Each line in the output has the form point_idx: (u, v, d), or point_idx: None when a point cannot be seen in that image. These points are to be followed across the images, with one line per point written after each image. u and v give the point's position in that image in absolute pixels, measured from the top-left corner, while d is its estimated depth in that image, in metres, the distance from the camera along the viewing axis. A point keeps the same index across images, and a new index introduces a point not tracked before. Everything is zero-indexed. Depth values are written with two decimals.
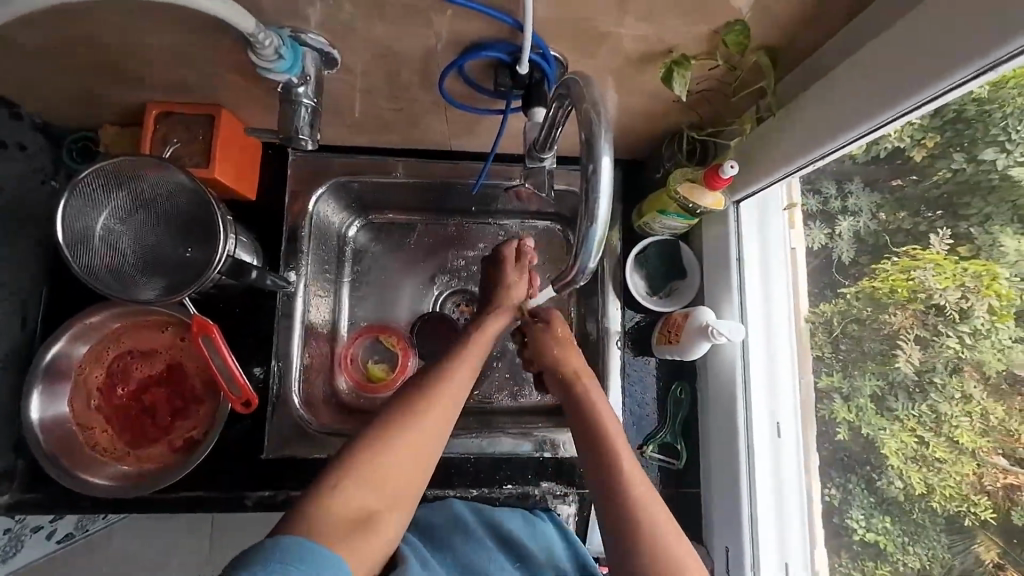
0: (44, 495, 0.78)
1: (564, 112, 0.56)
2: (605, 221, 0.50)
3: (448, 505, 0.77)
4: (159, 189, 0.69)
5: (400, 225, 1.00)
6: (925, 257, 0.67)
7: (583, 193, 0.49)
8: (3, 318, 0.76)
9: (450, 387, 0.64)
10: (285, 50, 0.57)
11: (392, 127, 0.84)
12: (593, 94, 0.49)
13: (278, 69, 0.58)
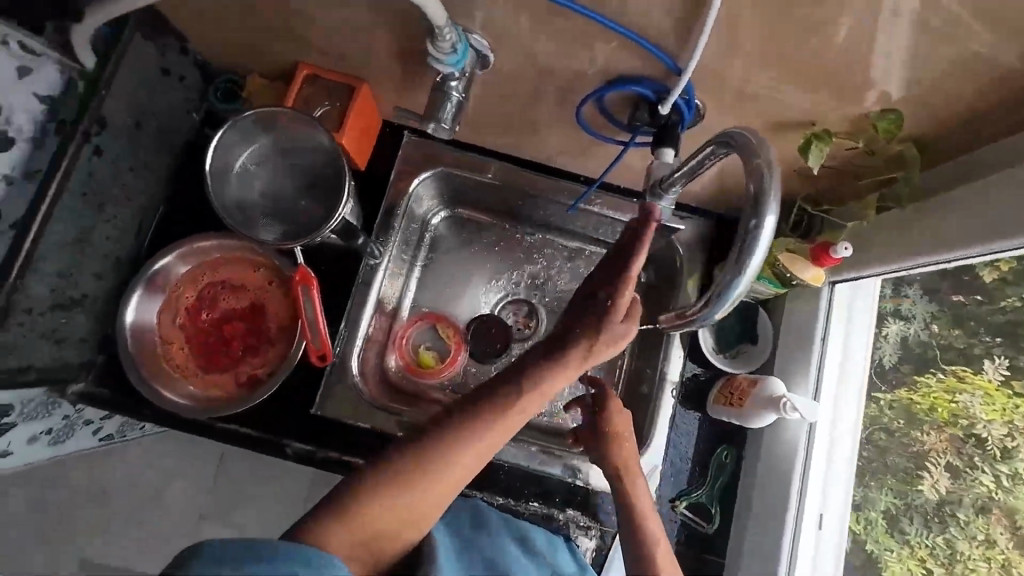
0: (111, 394, 0.83)
1: (711, 159, 0.57)
2: (750, 277, 0.52)
3: (473, 504, 0.74)
4: (301, 142, 0.74)
5: (482, 224, 1.03)
6: (975, 383, 0.71)
7: (738, 246, 0.51)
8: (124, 223, 0.83)
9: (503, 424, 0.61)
10: (459, 46, 0.61)
11: (510, 134, 0.87)
12: (767, 151, 0.51)
13: (447, 62, 0.62)
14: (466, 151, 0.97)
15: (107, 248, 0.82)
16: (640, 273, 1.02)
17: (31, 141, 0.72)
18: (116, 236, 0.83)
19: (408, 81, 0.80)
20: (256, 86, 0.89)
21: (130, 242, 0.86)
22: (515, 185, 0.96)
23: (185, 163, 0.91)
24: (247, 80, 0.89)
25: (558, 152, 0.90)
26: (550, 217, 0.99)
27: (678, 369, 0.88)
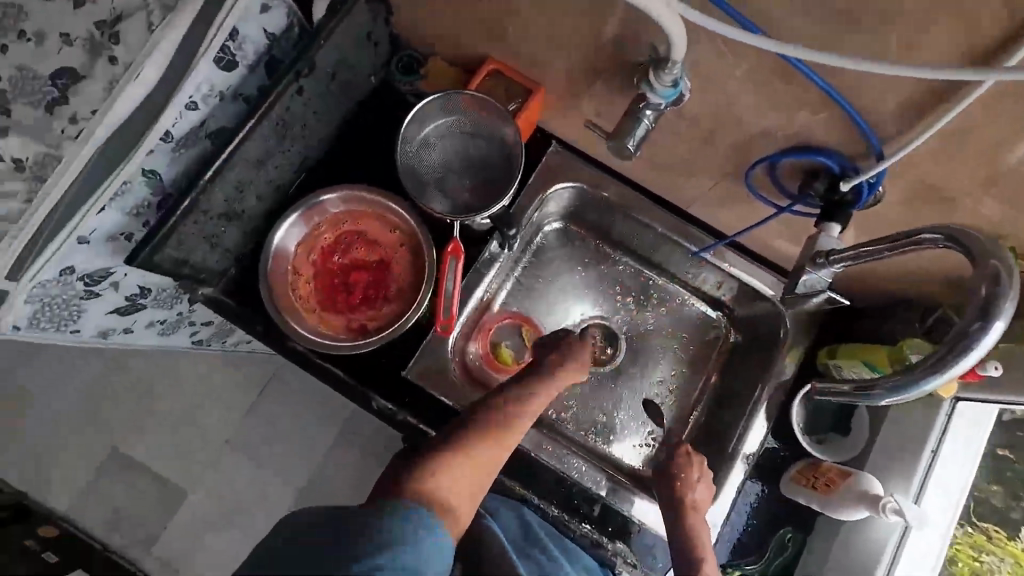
0: (235, 305, 0.90)
1: (913, 245, 0.58)
2: (945, 378, 0.54)
3: (519, 510, 0.82)
4: (487, 132, 0.78)
5: (588, 244, 1.09)
6: (1000, 548, 0.81)
7: (951, 339, 0.53)
8: (292, 158, 0.90)
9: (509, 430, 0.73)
10: (678, 83, 0.61)
11: (660, 171, 0.91)
12: (1003, 255, 0.51)
13: (660, 94, 0.62)
14: (606, 172, 1.00)
15: (274, 175, 0.89)
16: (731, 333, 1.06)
17: (247, 68, 0.82)
18: (282, 167, 0.90)
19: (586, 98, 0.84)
20: (438, 69, 0.96)
21: (291, 176, 0.93)
22: (644, 217, 0.99)
23: (353, 118, 0.97)
24: (430, 61, 0.96)
25: (701, 197, 0.92)
26: (660, 256, 1.05)
27: (759, 438, 0.90)
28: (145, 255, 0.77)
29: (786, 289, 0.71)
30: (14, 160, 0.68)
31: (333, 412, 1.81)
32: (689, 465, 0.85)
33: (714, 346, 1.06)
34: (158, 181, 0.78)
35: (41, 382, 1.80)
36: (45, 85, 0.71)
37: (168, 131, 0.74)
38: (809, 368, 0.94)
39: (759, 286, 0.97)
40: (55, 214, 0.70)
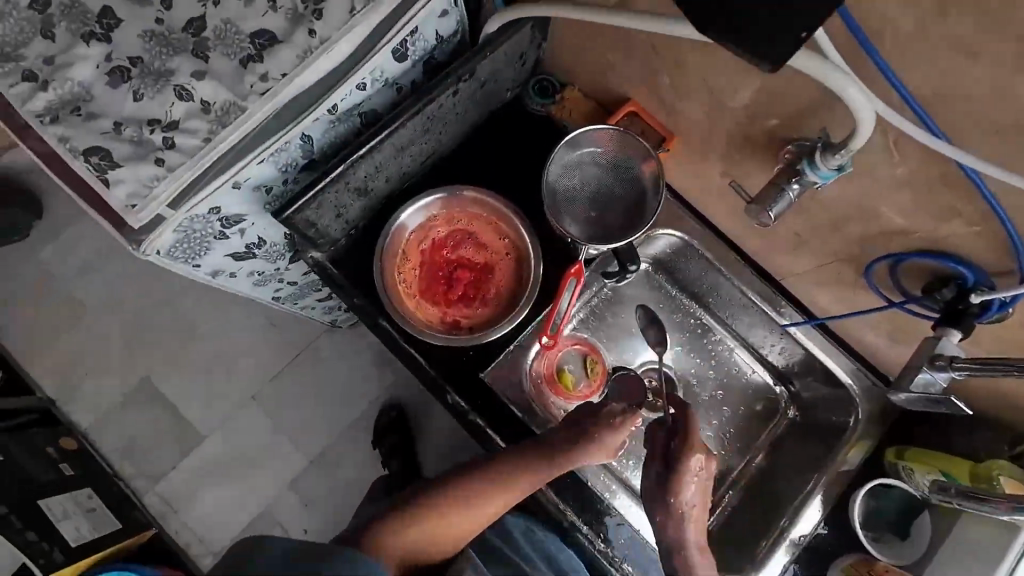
0: (340, 273, 0.95)
1: None
2: None
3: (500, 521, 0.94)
4: (624, 178, 0.81)
5: (669, 292, 1.13)
6: None
7: None
8: (425, 151, 0.96)
9: (484, 488, 0.81)
10: (841, 167, 0.63)
11: (766, 239, 0.94)
12: None
13: (821, 172, 0.65)
14: (709, 230, 1.03)
15: (406, 164, 0.94)
16: (789, 409, 1.09)
17: (413, 62, 0.88)
18: (415, 157, 0.95)
19: (720, 157, 0.87)
20: (573, 97, 1.03)
21: (418, 167, 0.98)
22: (736, 280, 1.02)
23: (485, 127, 1.06)
24: (566, 89, 1.03)
25: (801, 274, 0.94)
26: (734, 322, 1.10)
27: (813, 521, 0.92)
28: (291, 210, 0.79)
29: (896, 390, 0.71)
30: (203, 102, 0.74)
31: (365, 389, 1.81)
32: (688, 479, 0.79)
33: (769, 419, 1.09)
34: (310, 146, 0.84)
35: (102, 299, 1.88)
36: (244, 40, 0.76)
37: (336, 104, 0.81)
38: (874, 463, 0.95)
39: (838, 371, 0.99)
40: (224, 159, 0.75)
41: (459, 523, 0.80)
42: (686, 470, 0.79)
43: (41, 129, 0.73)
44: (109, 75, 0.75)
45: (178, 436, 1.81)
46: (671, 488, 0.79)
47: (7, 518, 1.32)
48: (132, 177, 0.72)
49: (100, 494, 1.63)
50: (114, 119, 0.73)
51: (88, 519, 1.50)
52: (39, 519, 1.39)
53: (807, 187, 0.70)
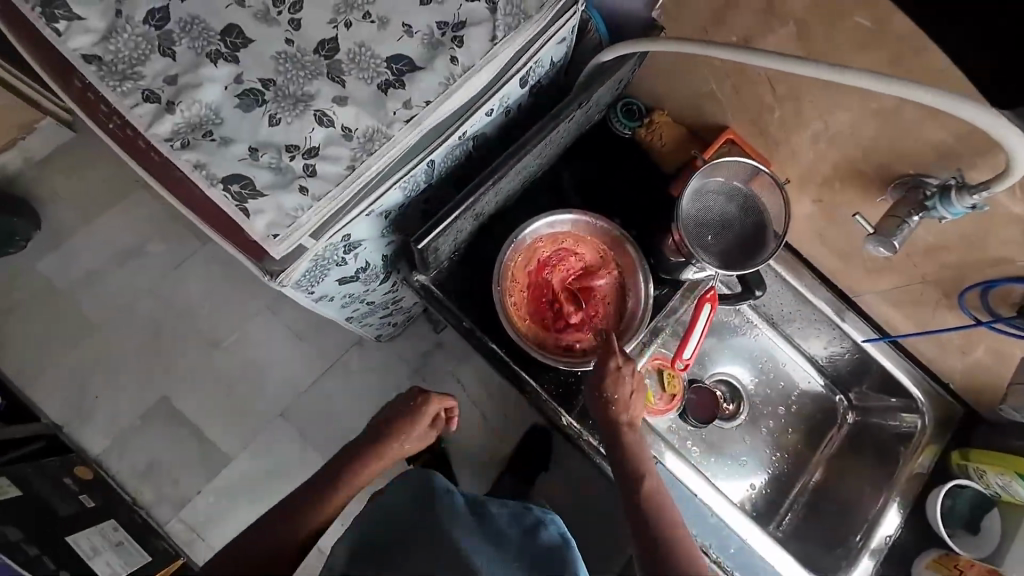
0: (446, 297, 0.95)
1: None
2: None
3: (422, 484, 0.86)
4: (753, 210, 0.91)
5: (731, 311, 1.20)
6: None
7: None
8: (528, 174, 0.97)
9: (303, 496, 0.89)
10: (972, 207, 0.72)
11: (848, 259, 1.01)
12: None
13: (952, 209, 0.74)
14: (787, 250, 1.08)
15: (512, 186, 0.95)
16: (847, 415, 1.18)
17: (528, 88, 0.89)
18: (520, 179, 0.96)
19: (817, 187, 0.93)
20: (663, 121, 1.03)
21: (518, 190, 1.00)
22: (810, 295, 1.08)
23: (572, 150, 1.08)
24: (655, 113, 1.03)
25: (877, 293, 1.02)
26: (797, 335, 1.17)
27: (893, 523, 1.00)
28: (427, 239, 0.84)
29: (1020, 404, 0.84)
30: (345, 129, 0.72)
31: (399, 406, 1.65)
32: (624, 384, 0.82)
33: (830, 425, 1.17)
34: (432, 170, 0.84)
35: (111, 311, 1.68)
36: (381, 65, 0.74)
37: (466, 131, 0.82)
38: (942, 467, 1.03)
39: (907, 383, 1.06)
40: (367, 187, 0.74)
41: (274, 538, 0.83)
42: (623, 380, 0.82)
43: (173, 155, 0.69)
44: (241, 98, 0.72)
45: (197, 460, 1.62)
46: (619, 418, 0.82)
47: (38, 561, 1.23)
48: (273, 206, 0.69)
49: (125, 525, 1.46)
50: (250, 144, 0.70)
51: (119, 551, 1.35)
52: (69, 558, 1.24)
53: (925, 219, 0.79)
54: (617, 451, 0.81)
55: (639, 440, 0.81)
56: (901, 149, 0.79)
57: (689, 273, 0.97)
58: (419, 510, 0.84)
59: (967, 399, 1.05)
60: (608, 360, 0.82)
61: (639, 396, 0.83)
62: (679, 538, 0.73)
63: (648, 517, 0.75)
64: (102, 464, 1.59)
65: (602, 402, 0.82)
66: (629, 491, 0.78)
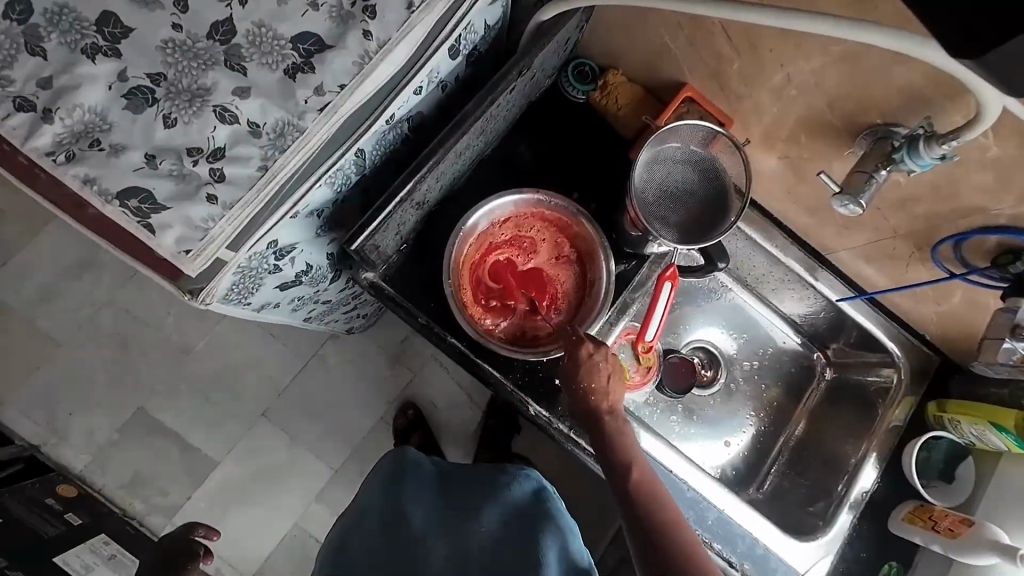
0: (397, 293, 0.89)
1: None
2: None
3: (398, 457, 0.92)
4: (713, 174, 0.87)
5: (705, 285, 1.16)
6: None
7: None
8: (472, 153, 0.90)
9: None
10: (941, 159, 0.68)
11: (819, 216, 0.96)
12: None
13: (921, 162, 0.69)
14: (756, 210, 1.03)
15: (455, 167, 0.89)
16: (827, 372, 1.15)
17: (462, 58, 0.81)
18: (464, 158, 0.89)
19: (782, 143, 0.87)
20: (617, 82, 0.94)
21: (463, 171, 0.94)
22: (781, 255, 1.03)
23: (523, 120, 1.00)
24: (609, 74, 0.95)
25: (850, 250, 0.97)
26: (772, 296, 1.14)
27: (870, 477, 0.99)
28: (360, 240, 0.80)
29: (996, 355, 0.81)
30: (252, 124, 0.64)
31: (382, 394, 1.51)
32: (596, 372, 0.75)
33: (808, 384, 1.15)
34: (362, 160, 0.77)
35: (71, 328, 1.50)
36: (286, 46, 0.65)
37: (394, 114, 0.75)
38: (918, 419, 1.01)
39: (882, 338, 1.03)
40: (284, 189, 0.68)
41: None
42: (592, 368, 0.75)
43: (58, 171, 0.61)
44: (129, 98, 0.63)
45: None
46: (598, 408, 0.75)
47: None
48: (180, 220, 0.63)
49: (119, 539, 1.31)
50: (145, 151, 0.63)
51: (114, 565, 1.19)
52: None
53: (894, 173, 0.74)
54: (601, 446, 0.75)
55: (618, 426, 0.75)
56: (866, 96, 0.73)
57: (652, 247, 0.92)
58: (391, 483, 0.89)
59: (943, 349, 1.03)
60: (580, 349, 0.76)
61: (618, 381, 0.76)
62: (669, 523, 0.68)
63: (636, 507, 0.69)
64: (87, 481, 1.44)
65: (580, 394, 0.75)
66: (616, 482, 0.72)
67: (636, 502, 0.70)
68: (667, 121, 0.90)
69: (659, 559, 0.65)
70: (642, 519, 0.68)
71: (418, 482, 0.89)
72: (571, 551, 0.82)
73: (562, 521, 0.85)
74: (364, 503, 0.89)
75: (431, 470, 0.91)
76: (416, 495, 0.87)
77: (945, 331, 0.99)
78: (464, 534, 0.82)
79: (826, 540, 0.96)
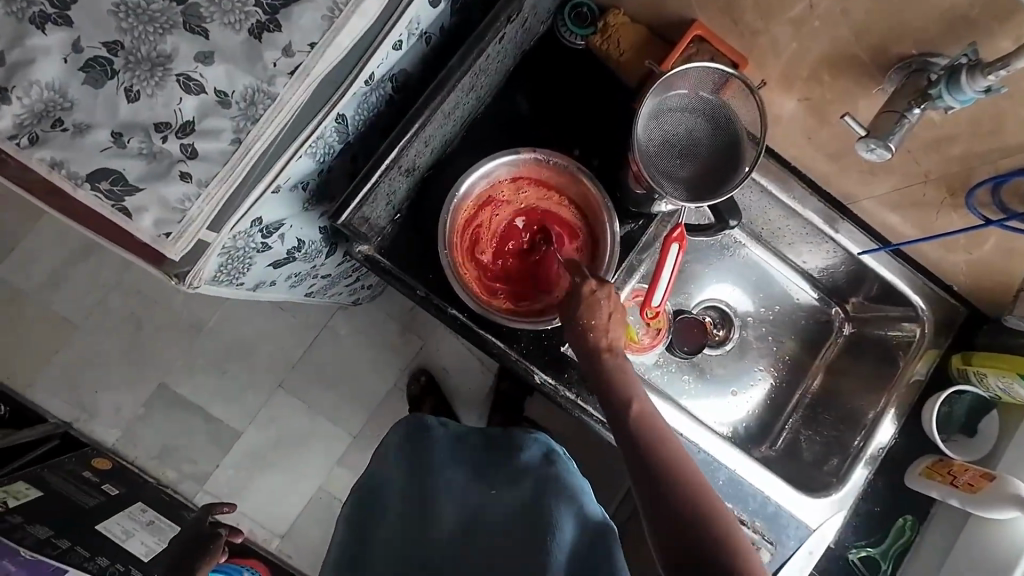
0: (393, 265, 0.86)
1: None
2: None
3: (416, 421, 0.92)
4: (722, 123, 0.80)
5: (717, 245, 1.11)
6: None
7: None
8: (461, 111, 0.85)
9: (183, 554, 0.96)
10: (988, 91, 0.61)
11: (841, 162, 0.89)
12: None
13: (963, 97, 0.62)
14: (772, 159, 0.95)
15: (444, 128, 0.83)
16: (844, 327, 1.10)
17: (444, 4, 0.74)
18: (452, 118, 0.84)
19: (801, 84, 0.79)
20: (619, 24, 0.86)
21: (453, 133, 0.89)
22: (799, 207, 0.96)
23: (516, 73, 0.92)
24: (609, 14, 0.86)
25: (875, 199, 0.90)
26: (788, 250, 1.08)
27: (888, 432, 0.96)
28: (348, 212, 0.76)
29: None
30: (218, 94, 0.59)
31: (393, 361, 1.51)
32: (592, 306, 0.70)
33: (825, 340, 1.11)
34: (344, 126, 0.73)
35: (84, 311, 1.49)
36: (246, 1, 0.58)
37: (372, 74, 0.70)
38: (941, 373, 0.97)
39: (907, 290, 0.98)
40: (261, 162, 0.64)
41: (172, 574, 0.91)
42: (589, 301, 0.70)
43: (23, 156, 0.58)
44: (87, 71, 0.57)
45: None
46: (598, 346, 0.70)
47: (72, 551, 1.07)
48: (156, 201, 0.60)
49: (157, 505, 1.34)
50: (111, 129, 0.59)
51: (153, 530, 1.23)
52: (99, 543, 1.12)
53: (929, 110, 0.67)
54: (600, 384, 0.70)
55: (623, 365, 0.70)
56: (899, 21, 0.64)
57: (659, 206, 0.87)
58: (407, 450, 0.89)
59: (971, 300, 0.97)
60: (580, 287, 0.71)
61: (620, 321, 0.71)
62: (679, 468, 0.62)
63: (642, 447, 0.64)
64: (118, 454, 1.46)
65: (579, 332, 0.71)
66: (618, 419, 0.67)
67: (636, 437, 0.65)
68: (673, 67, 0.82)
69: (660, 496, 0.61)
70: (643, 454, 0.64)
71: (432, 449, 0.88)
72: (585, 511, 0.79)
73: (576, 483, 0.82)
74: (382, 475, 0.89)
75: (445, 437, 0.90)
76: (429, 460, 0.86)
77: (974, 281, 0.93)
78: (476, 499, 0.82)
79: (839, 497, 0.94)
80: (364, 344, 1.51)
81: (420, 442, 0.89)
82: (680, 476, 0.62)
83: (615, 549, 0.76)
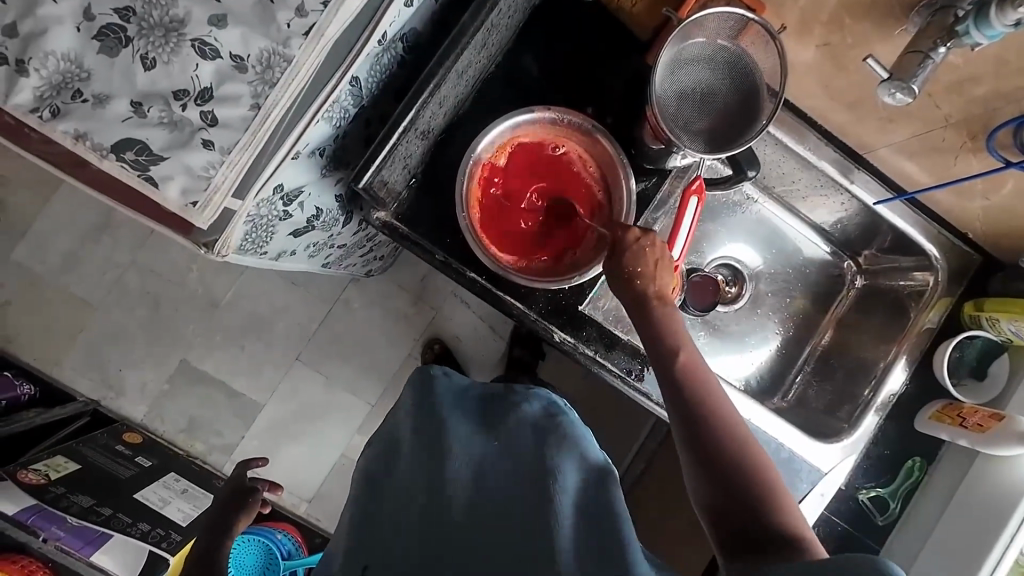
0: (410, 231, 0.86)
1: None
2: None
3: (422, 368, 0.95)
4: (740, 72, 0.79)
5: (726, 205, 1.11)
6: None
7: None
8: (473, 71, 0.84)
9: (224, 510, 0.96)
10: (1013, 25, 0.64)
11: (857, 110, 0.88)
12: None
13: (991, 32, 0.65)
14: (786, 109, 0.94)
15: (456, 88, 0.83)
16: (857, 280, 1.11)
17: None
18: (464, 77, 0.83)
19: (821, 29, 0.78)
20: None
21: (464, 94, 0.88)
22: (814, 158, 0.95)
23: (525, 29, 0.91)
24: None
25: (892, 146, 0.90)
26: (801, 203, 1.07)
27: (898, 379, 0.98)
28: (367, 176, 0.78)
29: None
30: (234, 58, 0.59)
31: (407, 330, 1.53)
32: (632, 263, 0.71)
33: (836, 294, 1.12)
34: (358, 89, 0.73)
35: (102, 291, 1.51)
36: None
37: (385, 33, 0.69)
38: (952, 320, 0.98)
39: (921, 240, 0.97)
40: (281, 128, 0.64)
41: (208, 539, 0.90)
42: (630, 254, 0.72)
43: (47, 129, 0.58)
44: (100, 39, 0.57)
45: None
46: (647, 294, 0.71)
47: (116, 517, 1.16)
48: (180, 170, 0.61)
49: (189, 473, 1.40)
50: (130, 99, 0.59)
51: (187, 497, 1.29)
52: (139, 510, 1.20)
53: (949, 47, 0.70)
54: (649, 331, 0.70)
55: (672, 312, 0.71)
56: None
57: (674, 160, 0.87)
58: (415, 398, 0.91)
59: (984, 247, 0.98)
60: (626, 236, 0.72)
61: (667, 268, 0.71)
62: (726, 421, 0.65)
63: (689, 396, 0.67)
64: (148, 427, 1.49)
65: (624, 281, 0.71)
66: (665, 365, 0.69)
67: (684, 387, 0.67)
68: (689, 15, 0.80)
69: (706, 444, 0.64)
70: (691, 404, 0.66)
71: (437, 395, 0.90)
72: (588, 455, 0.80)
73: (579, 432, 0.84)
74: (394, 431, 0.90)
75: (450, 389, 0.92)
76: (435, 406, 0.88)
77: (989, 228, 0.94)
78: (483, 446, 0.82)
79: (849, 442, 0.97)
80: (376, 315, 1.53)
81: (422, 387, 0.92)
82: (728, 429, 0.65)
83: (619, 500, 0.74)
